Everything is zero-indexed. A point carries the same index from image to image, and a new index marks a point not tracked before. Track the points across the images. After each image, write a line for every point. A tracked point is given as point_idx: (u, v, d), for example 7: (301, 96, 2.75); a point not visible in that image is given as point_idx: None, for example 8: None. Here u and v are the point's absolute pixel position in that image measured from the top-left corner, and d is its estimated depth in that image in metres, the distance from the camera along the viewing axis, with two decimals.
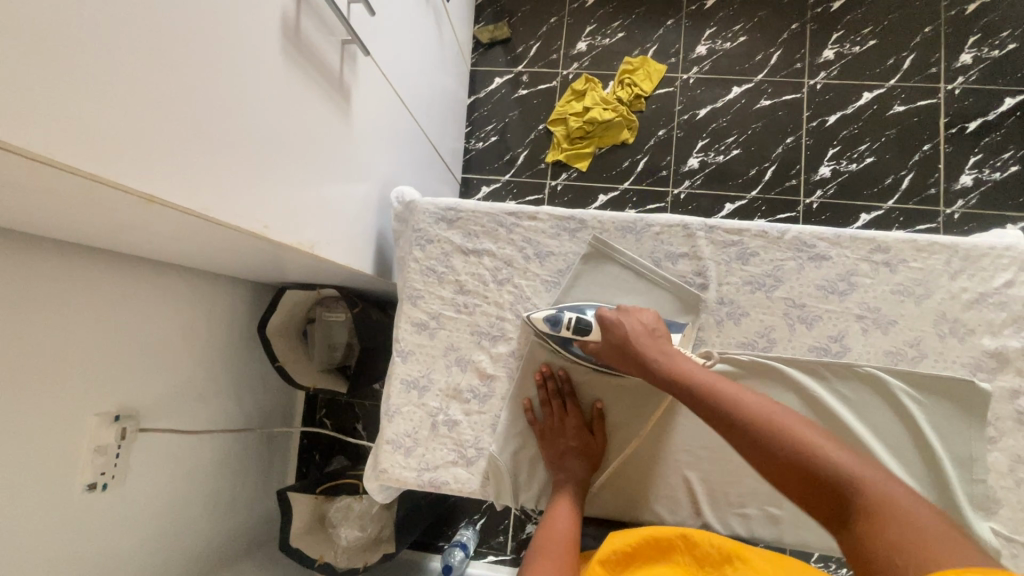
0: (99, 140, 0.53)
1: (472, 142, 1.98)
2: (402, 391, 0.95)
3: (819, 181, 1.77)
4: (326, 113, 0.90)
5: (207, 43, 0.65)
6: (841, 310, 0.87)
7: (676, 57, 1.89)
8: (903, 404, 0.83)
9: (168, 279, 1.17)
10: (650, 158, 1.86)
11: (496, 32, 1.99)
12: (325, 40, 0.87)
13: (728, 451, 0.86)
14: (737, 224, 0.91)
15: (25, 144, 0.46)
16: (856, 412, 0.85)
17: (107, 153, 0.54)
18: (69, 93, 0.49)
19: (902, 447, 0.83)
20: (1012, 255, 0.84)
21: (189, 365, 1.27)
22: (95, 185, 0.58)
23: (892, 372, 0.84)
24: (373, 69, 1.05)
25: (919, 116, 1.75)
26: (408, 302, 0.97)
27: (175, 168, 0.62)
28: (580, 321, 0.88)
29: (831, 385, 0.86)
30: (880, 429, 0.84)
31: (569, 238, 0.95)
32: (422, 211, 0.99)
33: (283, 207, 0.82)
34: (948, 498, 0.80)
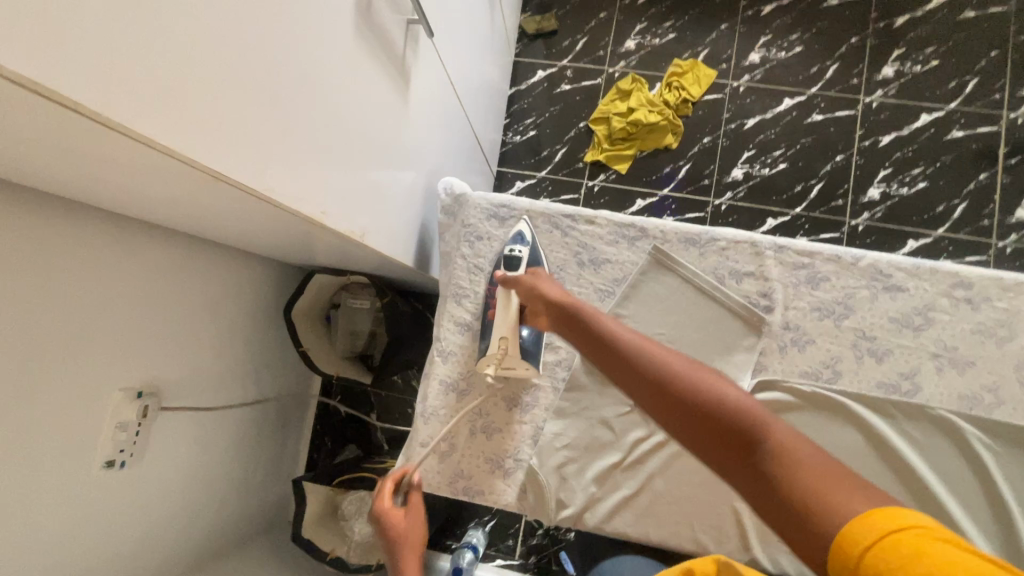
0: (171, 110, 0.49)
1: (509, 135, 1.92)
2: (439, 393, 0.90)
3: (867, 203, 1.71)
4: (387, 96, 0.86)
5: (281, 12, 0.60)
6: (915, 346, 0.82)
7: (727, 63, 1.83)
8: (976, 453, 0.78)
9: (201, 255, 1.14)
10: (692, 165, 1.80)
11: (543, 23, 1.93)
12: (394, 18, 0.82)
13: None
14: (810, 246, 0.85)
15: (105, 114, 0.43)
16: (924, 456, 0.80)
17: (179, 125, 0.50)
18: (145, 57, 0.45)
19: (974, 498, 0.78)
20: None
21: (214, 344, 1.23)
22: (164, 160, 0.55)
23: (966, 418, 0.79)
24: (434, 53, 1.00)
25: (977, 143, 1.69)
26: (452, 300, 0.92)
27: (241, 145, 0.58)
28: (512, 256, 0.86)
29: (899, 426, 0.80)
30: (950, 476, 0.79)
31: (627, 246, 0.90)
32: (473, 206, 0.95)
33: (338, 192, 0.78)
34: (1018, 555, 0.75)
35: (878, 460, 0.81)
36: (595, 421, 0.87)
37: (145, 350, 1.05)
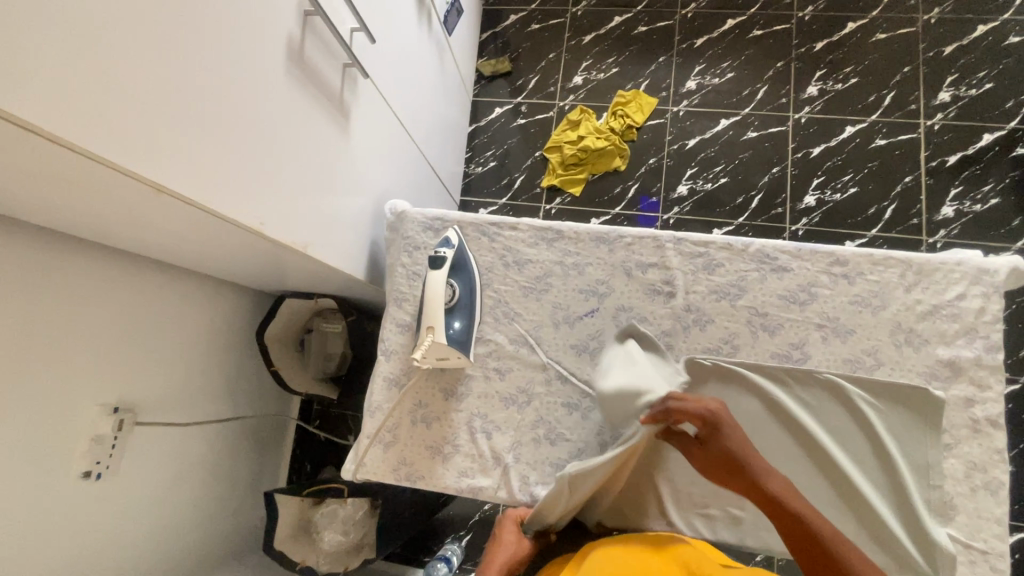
0: (109, 128, 0.60)
1: (471, 166, 2.08)
2: (384, 388, 0.99)
3: (804, 210, 1.83)
4: (326, 127, 0.99)
5: (217, 56, 0.73)
6: (802, 319, 0.91)
7: (667, 91, 2.00)
8: (860, 410, 0.86)
9: (175, 281, 1.25)
10: (640, 184, 1.94)
11: (498, 66, 2.12)
12: (328, 62, 0.96)
13: None
14: (704, 237, 0.96)
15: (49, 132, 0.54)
16: (815, 416, 0.88)
17: (116, 140, 0.62)
18: (86, 90, 0.57)
19: (865, 456, 0.86)
20: (964, 270, 0.88)
21: (190, 365, 1.33)
22: (109, 176, 0.66)
23: (853, 380, 0.87)
24: (373, 91, 1.14)
25: (900, 149, 1.82)
26: (393, 304, 1.03)
27: (177, 161, 0.69)
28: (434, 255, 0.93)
29: (794, 391, 0.88)
30: (840, 435, 0.87)
31: (546, 247, 1.01)
32: (411, 220, 1.07)
33: (280, 207, 0.89)
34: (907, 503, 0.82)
35: (777, 422, 0.89)
36: (524, 405, 0.95)
37: (121, 367, 1.14)
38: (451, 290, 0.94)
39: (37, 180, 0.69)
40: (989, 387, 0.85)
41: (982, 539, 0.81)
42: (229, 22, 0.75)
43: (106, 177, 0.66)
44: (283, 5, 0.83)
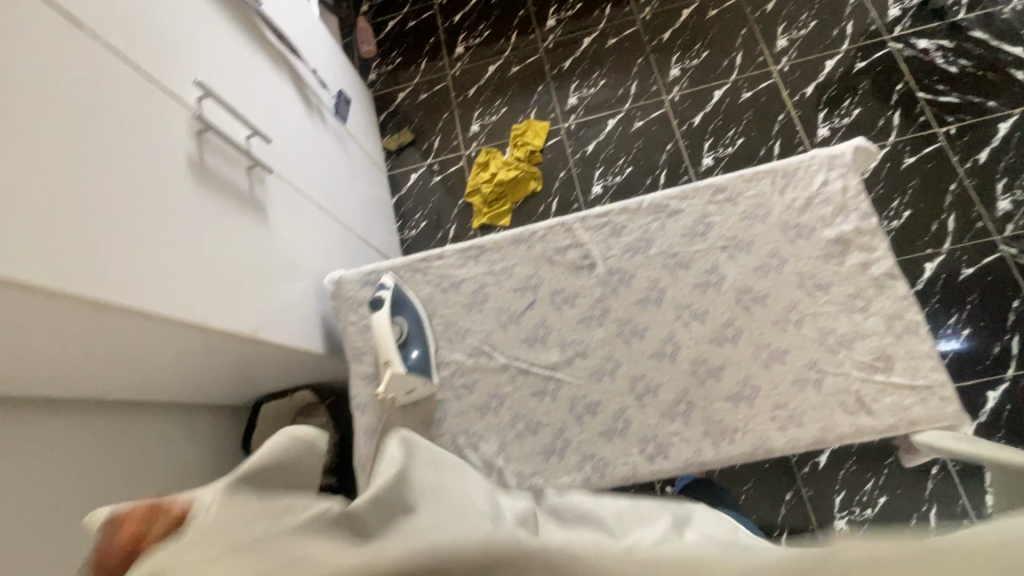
0: (39, 263, 0.66)
1: (406, 232, 2.19)
2: (368, 439, 1.03)
3: (706, 170, 2.00)
4: (245, 224, 1.07)
5: (127, 184, 0.82)
6: (707, 247, 1.02)
7: (554, 113, 2.20)
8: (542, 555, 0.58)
9: (146, 419, 1.28)
10: (559, 197, 2.09)
11: (400, 138, 2.30)
12: (231, 168, 1.06)
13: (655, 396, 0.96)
14: (603, 208, 1.08)
15: None
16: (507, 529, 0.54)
17: (50, 271, 0.67)
18: (18, 239, 0.64)
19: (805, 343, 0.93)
20: (819, 161, 1.02)
21: (183, 497, 1.32)
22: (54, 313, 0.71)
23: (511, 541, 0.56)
24: (282, 183, 1.25)
25: (764, 95, 2.04)
26: (353, 360, 1.09)
27: (111, 278, 0.75)
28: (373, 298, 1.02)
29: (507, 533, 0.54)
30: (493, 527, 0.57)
31: (473, 263, 1.10)
32: (349, 282, 1.15)
33: (220, 301, 0.95)
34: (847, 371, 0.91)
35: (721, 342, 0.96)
36: (498, 407, 1.01)
37: None
38: (400, 327, 1.02)
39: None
40: (877, 247, 0.96)
41: (922, 376, 0.88)
42: (132, 155, 0.84)
43: (51, 313, 0.70)
44: (175, 129, 0.94)
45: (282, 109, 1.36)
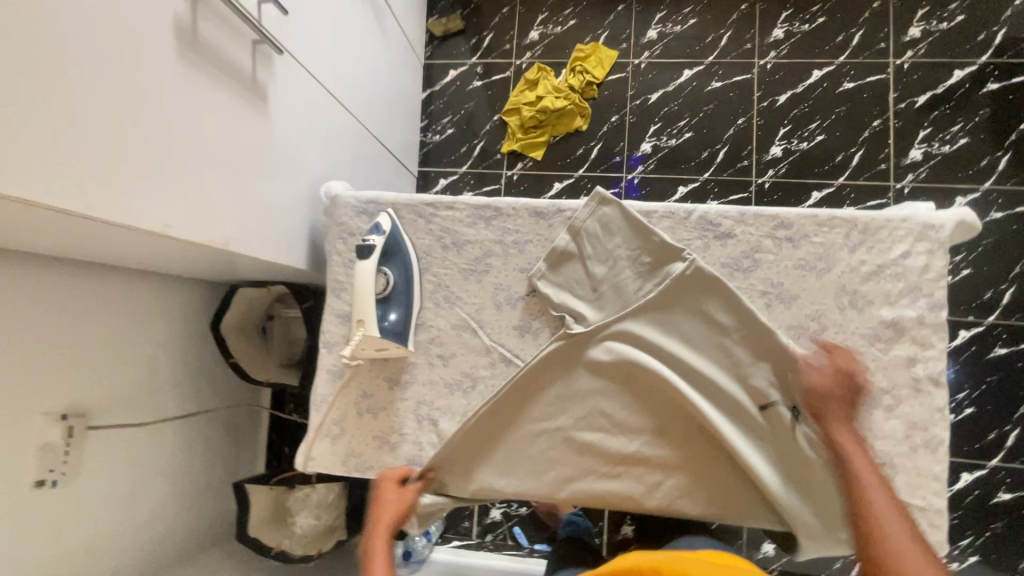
0: None
1: (428, 135, 1.98)
2: (328, 381, 0.97)
3: (771, 161, 1.78)
4: (237, 112, 0.91)
5: (86, 43, 0.66)
6: (746, 286, 0.89)
7: (627, 43, 1.90)
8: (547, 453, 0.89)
9: (109, 282, 1.19)
10: (604, 143, 1.87)
11: (449, 24, 1.99)
12: (232, 40, 0.88)
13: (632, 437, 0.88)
14: (644, 205, 0.93)
15: None
16: (554, 397, 0.89)
17: None
18: None
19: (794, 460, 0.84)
20: (909, 226, 0.86)
21: (141, 362, 1.29)
22: None
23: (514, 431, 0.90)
24: (293, 65, 1.06)
25: (868, 91, 1.75)
26: (331, 294, 1.00)
27: (46, 164, 0.62)
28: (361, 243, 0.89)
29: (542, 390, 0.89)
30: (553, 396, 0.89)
31: (484, 226, 0.97)
32: (345, 205, 1.02)
33: (188, 202, 0.82)
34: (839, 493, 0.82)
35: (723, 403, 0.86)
36: (469, 389, 0.94)
37: (65, 373, 1.11)
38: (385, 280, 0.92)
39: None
40: (932, 345, 0.84)
41: (920, 497, 0.81)
42: (102, 8, 0.67)
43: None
44: None
45: None
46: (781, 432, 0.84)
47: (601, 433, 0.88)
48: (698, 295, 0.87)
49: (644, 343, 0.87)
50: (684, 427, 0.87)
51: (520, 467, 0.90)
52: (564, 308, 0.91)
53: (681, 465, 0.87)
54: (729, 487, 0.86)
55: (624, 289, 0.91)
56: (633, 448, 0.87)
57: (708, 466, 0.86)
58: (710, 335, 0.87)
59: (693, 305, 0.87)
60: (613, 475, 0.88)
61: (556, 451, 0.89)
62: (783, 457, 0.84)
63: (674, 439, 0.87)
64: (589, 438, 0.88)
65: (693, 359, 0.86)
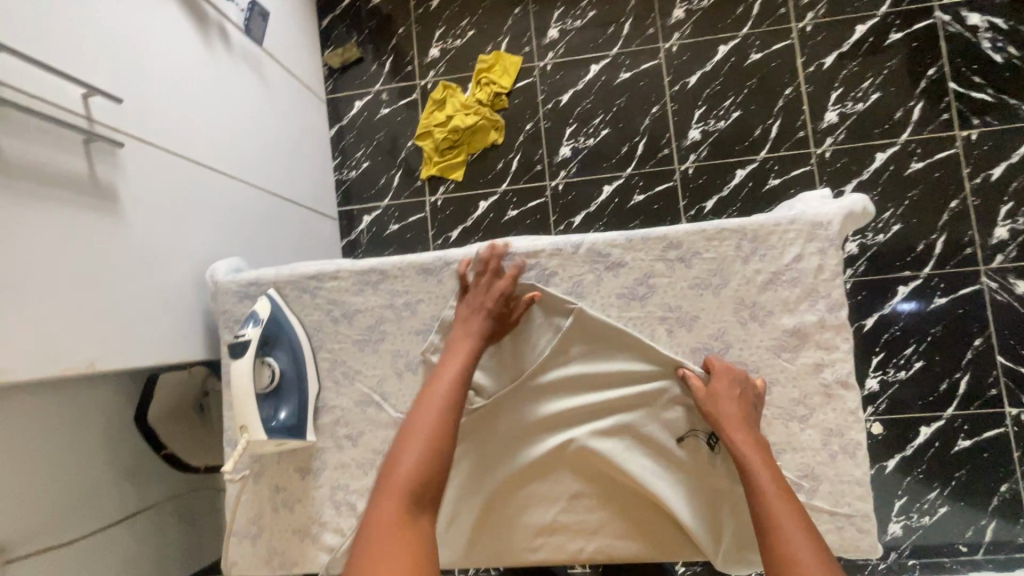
0: None
1: (344, 172, 1.91)
2: (236, 481, 0.92)
3: (691, 145, 1.74)
4: (76, 222, 0.84)
5: None
6: (644, 314, 0.85)
7: (529, 46, 1.84)
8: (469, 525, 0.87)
9: (1, 406, 1.12)
10: (522, 153, 1.81)
11: (346, 54, 1.92)
12: (52, 148, 0.81)
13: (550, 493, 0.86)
14: (532, 246, 0.89)
15: None
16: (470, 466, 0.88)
17: None
18: None
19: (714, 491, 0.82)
20: (798, 228, 0.83)
21: (58, 479, 1.23)
22: None
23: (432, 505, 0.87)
24: (146, 151, 0.99)
25: (776, 60, 1.72)
26: (226, 388, 0.94)
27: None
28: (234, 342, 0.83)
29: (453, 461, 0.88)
30: (468, 465, 0.88)
31: (372, 291, 0.92)
32: (226, 291, 0.96)
33: (32, 338, 0.75)
34: None
35: (638, 445, 0.84)
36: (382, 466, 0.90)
37: None
38: (271, 372, 0.85)
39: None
40: (837, 347, 0.81)
41: (846, 505, 0.79)
42: None
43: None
44: None
45: (152, 44, 1.05)
46: (698, 468, 0.83)
47: (521, 496, 0.86)
48: (592, 347, 0.87)
49: (547, 408, 0.87)
50: (597, 485, 0.85)
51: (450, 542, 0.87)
52: None
53: (606, 515, 0.84)
54: (656, 530, 0.83)
55: (518, 351, 0.88)
56: (555, 507, 0.85)
57: (626, 522, 0.84)
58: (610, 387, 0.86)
59: (590, 358, 0.87)
60: (540, 537, 0.85)
61: (479, 521, 0.87)
62: (703, 500, 0.82)
63: (590, 499, 0.85)
64: (507, 512, 0.87)
65: (598, 413, 0.86)
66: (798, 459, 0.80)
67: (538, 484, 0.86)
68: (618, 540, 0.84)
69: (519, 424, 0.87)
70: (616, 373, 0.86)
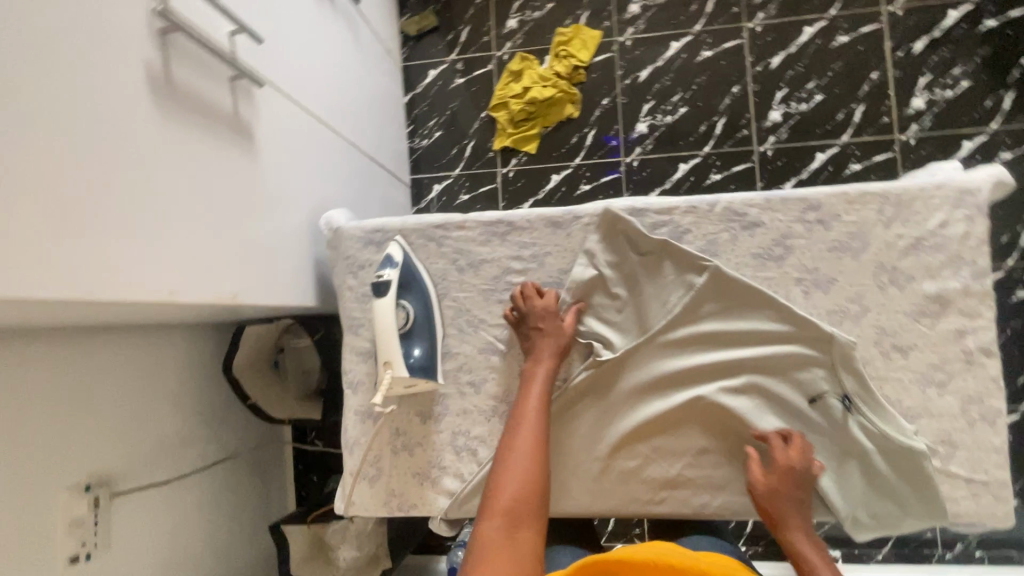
0: None
1: (416, 140, 1.91)
2: (358, 422, 0.94)
3: (771, 127, 1.73)
4: (225, 157, 0.86)
5: (62, 116, 0.61)
6: (780, 275, 0.86)
7: (610, 20, 1.83)
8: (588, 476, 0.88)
9: (110, 343, 1.14)
10: (598, 129, 1.81)
11: (422, 22, 1.91)
12: (208, 81, 0.83)
13: (674, 448, 0.86)
14: (665, 203, 0.89)
15: None
16: (593, 418, 0.88)
17: None
18: None
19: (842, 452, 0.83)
20: (944, 193, 0.82)
21: (157, 420, 1.26)
22: None
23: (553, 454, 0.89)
24: (275, 95, 1.01)
25: (863, 43, 1.70)
26: (349, 332, 0.96)
27: (26, 253, 0.56)
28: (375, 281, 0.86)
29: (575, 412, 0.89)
30: (592, 418, 0.88)
31: (499, 242, 0.93)
32: (350, 237, 0.97)
33: (186, 262, 0.77)
34: (901, 472, 0.80)
35: (767, 405, 0.85)
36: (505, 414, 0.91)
37: (84, 443, 1.08)
38: (405, 313, 0.88)
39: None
40: (980, 315, 0.81)
41: (982, 471, 0.80)
42: (69, 76, 0.62)
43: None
44: (130, 32, 0.70)
45: None
46: (829, 428, 0.83)
47: (644, 449, 0.87)
48: (724, 303, 0.86)
49: (675, 365, 0.86)
50: (723, 441, 0.86)
51: (568, 492, 0.88)
52: (590, 336, 0.90)
53: (730, 470, 0.86)
54: None
55: (643, 309, 0.89)
56: (679, 461, 0.86)
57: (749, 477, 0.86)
58: (740, 346, 0.85)
59: (722, 316, 0.86)
60: (661, 490, 0.87)
61: (599, 472, 0.88)
62: (830, 458, 0.83)
63: (717, 455, 0.86)
64: (629, 465, 0.87)
65: (730, 372, 0.85)
66: (935, 426, 0.81)
67: (662, 439, 0.87)
68: (741, 495, 0.85)
69: (647, 379, 0.87)
70: (748, 333, 0.85)
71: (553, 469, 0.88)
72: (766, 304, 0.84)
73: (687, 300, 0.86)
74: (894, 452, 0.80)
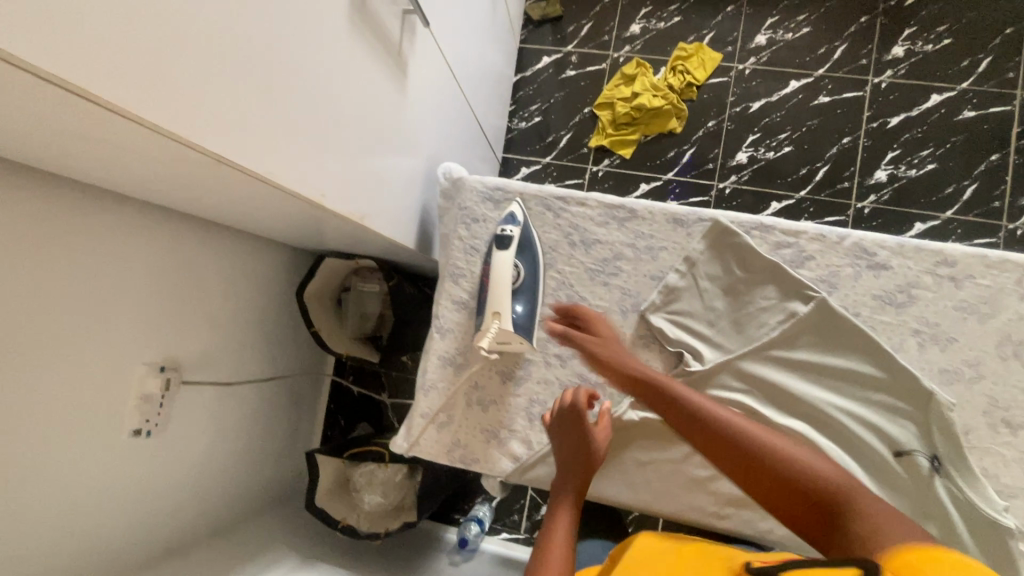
0: (193, 105, 0.57)
1: (514, 121, 1.94)
2: (438, 367, 0.95)
3: (874, 185, 1.70)
4: (383, 87, 0.91)
5: (283, 12, 0.67)
6: (897, 322, 0.84)
7: (733, 46, 1.82)
8: (654, 474, 0.88)
9: (210, 239, 1.19)
10: (697, 149, 1.80)
11: (547, 9, 1.93)
12: (387, 11, 0.87)
13: None
14: (793, 225, 0.88)
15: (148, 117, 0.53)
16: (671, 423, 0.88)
17: (204, 121, 0.59)
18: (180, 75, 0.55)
19: (927, 515, 0.80)
20: None
21: (229, 323, 1.30)
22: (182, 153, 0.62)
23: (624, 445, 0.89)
24: (430, 42, 1.04)
25: (990, 123, 1.66)
26: (449, 280, 0.97)
27: (227, 120, 0.62)
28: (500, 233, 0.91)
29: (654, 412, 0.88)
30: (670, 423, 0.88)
31: (617, 227, 0.94)
32: (469, 189, 0.99)
33: (336, 174, 0.83)
34: (990, 551, 0.77)
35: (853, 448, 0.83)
36: None
37: (167, 326, 1.12)
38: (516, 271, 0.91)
39: (54, 133, 0.60)
40: None
41: None
42: None
43: (139, 136, 0.57)
44: None
45: None
46: (916, 487, 0.80)
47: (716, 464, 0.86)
48: (825, 338, 0.85)
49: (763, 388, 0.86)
50: None
51: (632, 484, 0.89)
52: (682, 344, 0.89)
53: None
54: None
55: (745, 325, 0.88)
56: None
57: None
58: (835, 383, 0.84)
59: (824, 350, 0.85)
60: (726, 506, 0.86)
61: (668, 475, 0.88)
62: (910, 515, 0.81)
63: None
64: (699, 475, 0.87)
65: (817, 406, 0.84)
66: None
67: None
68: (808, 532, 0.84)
69: (730, 392, 0.86)
70: (849, 374, 0.84)
71: (622, 462, 0.89)
72: (877, 349, 0.82)
73: (792, 328, 0.85)
74: (983, 527, 0.77)
